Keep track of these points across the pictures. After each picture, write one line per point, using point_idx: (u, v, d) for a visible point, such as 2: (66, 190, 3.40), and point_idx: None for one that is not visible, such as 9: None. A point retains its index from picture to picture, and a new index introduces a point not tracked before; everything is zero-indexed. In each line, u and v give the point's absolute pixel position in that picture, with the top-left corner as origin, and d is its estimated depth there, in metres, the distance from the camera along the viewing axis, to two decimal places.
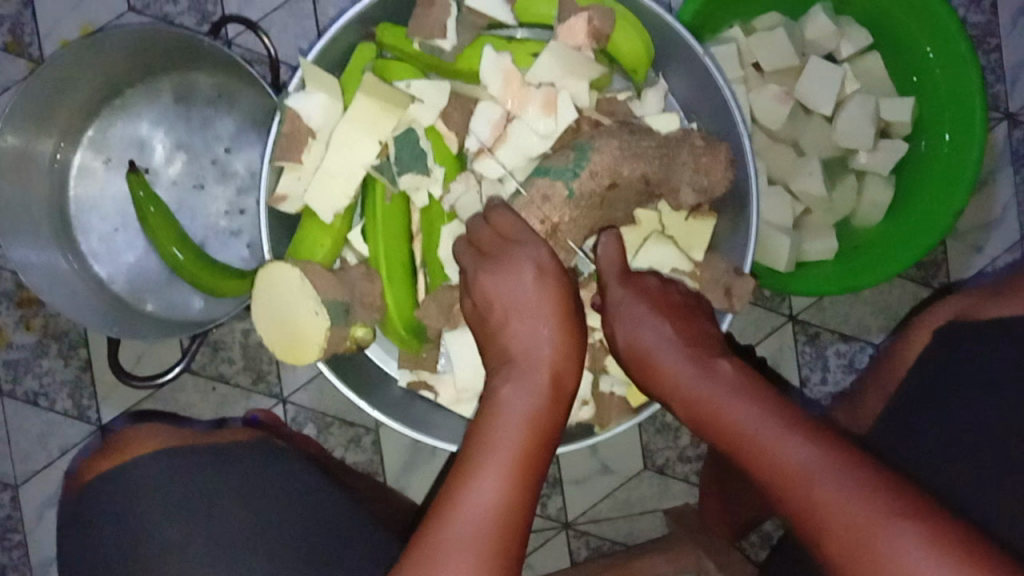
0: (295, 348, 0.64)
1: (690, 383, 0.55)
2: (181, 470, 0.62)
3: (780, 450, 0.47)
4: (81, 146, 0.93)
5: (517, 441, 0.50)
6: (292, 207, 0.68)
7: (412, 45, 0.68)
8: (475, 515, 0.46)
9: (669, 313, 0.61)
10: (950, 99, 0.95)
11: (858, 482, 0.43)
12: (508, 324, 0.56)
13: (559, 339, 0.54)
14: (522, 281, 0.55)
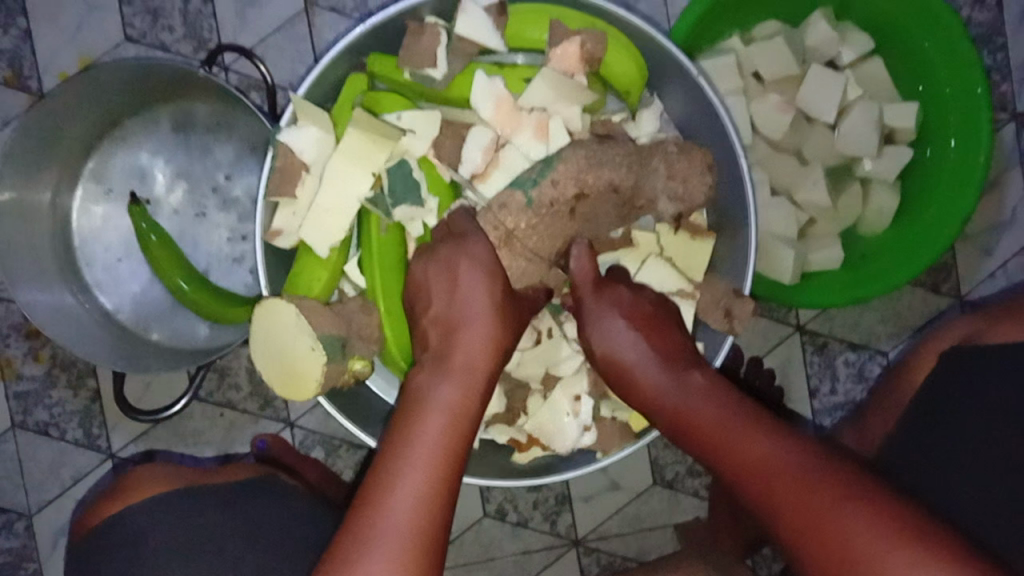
0: (294, 385, 0.63)
1: (667, 391, 0.61)
2: (181, 509, 0.63)
3: (745, 447, 0.52)
4: (83, 178, 0.94)
5: (450, 426, 0.54)
6: (287, 242, 0.68)
7: (403, 75, 0.68)
8: (400, 501, 0.49)
9: (646, 325, 0.66)
10: (954, 103, 0.93)
11: (812, 470, 0.48)
12: (439, 312, 0.61)
13: (486, 326, 0.60)
14: (464, 281, 0.61)
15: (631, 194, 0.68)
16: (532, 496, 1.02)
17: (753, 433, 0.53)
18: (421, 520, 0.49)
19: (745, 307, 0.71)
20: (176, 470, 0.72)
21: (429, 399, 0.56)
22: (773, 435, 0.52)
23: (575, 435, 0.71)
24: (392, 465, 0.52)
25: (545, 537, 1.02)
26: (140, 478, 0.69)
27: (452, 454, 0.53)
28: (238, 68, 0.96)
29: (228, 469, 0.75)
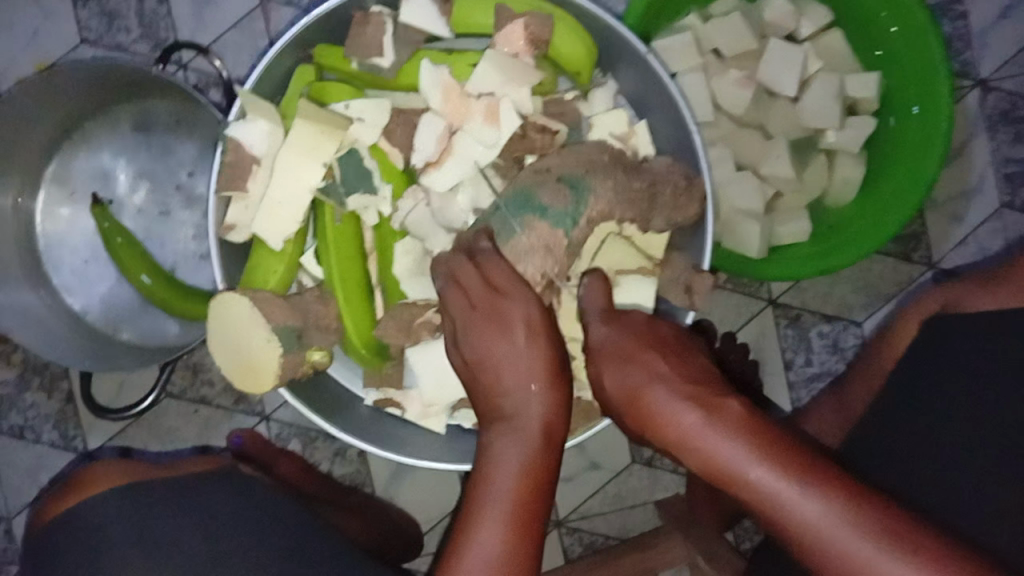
0: (251, 378, 0.64)
1: (700, 437, 0.51)
2: (147, 503, 0.62)
3: (794, 512, 0.46)
4: (45, 182, 0.93)
5: (511, 501, 0.53)
6: (242, 235, 0.68)
7: (350, 65, 0.68)
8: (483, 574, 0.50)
9: (654, 352, 0.58)
10: (914, 70, 0.93)
11: (876, 540, 0.44)
12: (507, 389, 0.57)
13: (547, 398, 0.56)
14: (515, 350, 0.57)
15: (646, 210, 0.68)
16: None
17: (800, 488, 0.47)
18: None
19: (704, 283, 0.72)
20: (132, 463, 0.71)
21: (486, 478, 0.54)
22: (822, 487, 0.46)
23: None
24: (461, 564, 0.51)
25: None
26: (96, 472, 0.68)
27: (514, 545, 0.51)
28: (197, 66, 0.96)
29: (187, 463, 0.74)
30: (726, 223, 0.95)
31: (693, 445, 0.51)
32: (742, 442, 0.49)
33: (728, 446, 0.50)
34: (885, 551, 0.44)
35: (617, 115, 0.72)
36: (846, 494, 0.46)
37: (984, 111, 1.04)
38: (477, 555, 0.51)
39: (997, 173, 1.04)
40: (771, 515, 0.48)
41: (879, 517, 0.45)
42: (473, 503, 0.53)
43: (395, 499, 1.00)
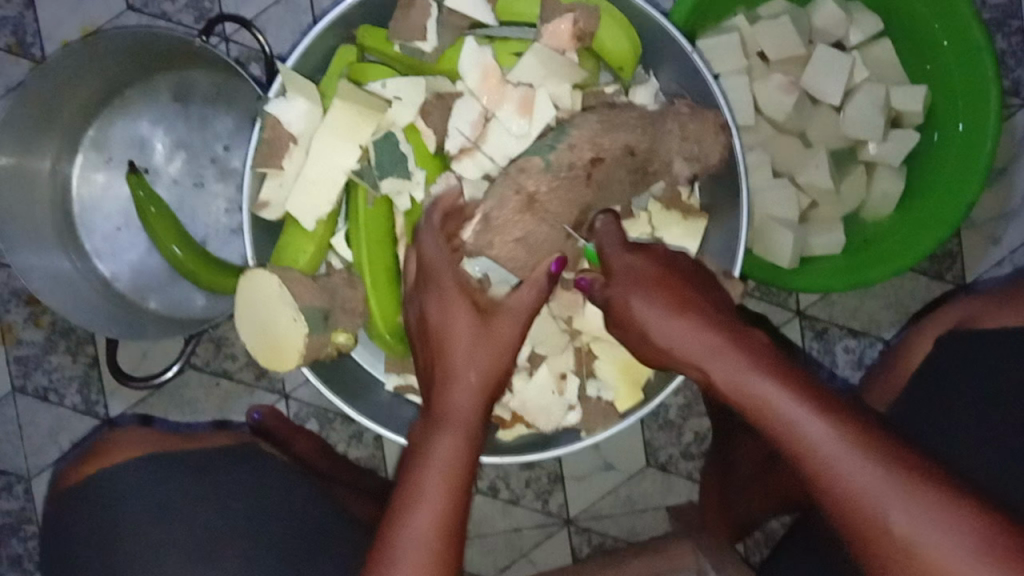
0: (274, 355, 0.65)
1: (715, 362, 0.49)
2: (166, 475, 0.63)
3: (777, 410, 0.46)
4: (83, 146, 0.94)
5: (446, 462, 0.50)
6: (274, 213, 0.68)
7: (392, 47, 0.68)
8: (412, 541, 0.47)
9: (657, 287, 0.54)
10: (962, 84, 0.91)
11: (872, 460, 0.43)
12: (435, 327, 0.56)
13: (477, 338, 0.55)
14: (456, 314, 0.56)
15: (643, 159, 0.67)
16: (525, 474, 1.02)
17: (810, 412, 0.45)
18: (440, 541, 0.48)
19: (734, 290, 0.71)
20: (151, 434, 0.71)
21: (452, 406, 0.53)
22: (828, 408, 0.45)
23: (560, 412, 0.73)
24: (411, 489, 0.49)
25: (536, 515, 1.02)
26: (117, 443, 0.68)
27: (463, 469, 0.50)
28: (239, 39, 0.96)
29: (205, 437, 0.75)
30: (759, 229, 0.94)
31: (716, 370, 0.49)
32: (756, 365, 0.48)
33: (744, 372, 0.48)
34: (898, 480, 0.42)
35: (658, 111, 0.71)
36: (854, 420, 0.45)
37: None
38: (423, 475, 0.50)
39: None
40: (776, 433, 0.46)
41: (880, 443, 0.44)
42: (435, 428, 0.52)
43: None
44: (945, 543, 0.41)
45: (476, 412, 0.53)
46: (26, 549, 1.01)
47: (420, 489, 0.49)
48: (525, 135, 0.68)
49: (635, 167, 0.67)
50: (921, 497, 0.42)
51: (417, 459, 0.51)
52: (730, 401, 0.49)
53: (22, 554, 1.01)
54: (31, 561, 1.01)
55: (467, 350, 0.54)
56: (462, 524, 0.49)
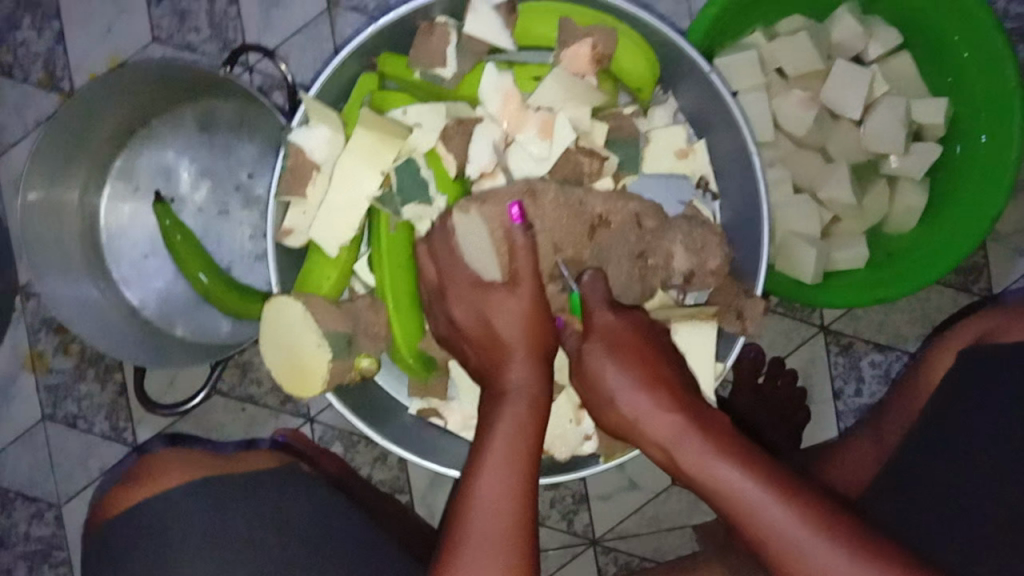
0: (301, 380, 0.65)
1: (680, 442, 0.55)
2: (220, 500, 0.64)
3: (751, 503, 0.53)
4: (111, 177, 0.96)
5: (508, 447, 0.54)
6: (298, 240, 0.69)
7: (412, 75, 0.69)
8: (490, 505, 0.51)
9: (630, 355, 0.59)
10: (985, 98, 0.91)
11: (818, 532, 0.52)
12: (469, 309, 0.61)
13: (528, 325, 0.59)
14: (506, 306, 0.60)
15: (648, 241, 0.67)
16: (549, 494, 1.01)
17: (763, 494, 0.53)
18: (507, 513, 0.51)
19: (756, 309, 0.71)
20: (195, 455, 0.71)
21: (516, 379, 0.58)
22: (778, 489, 0.53)
23: (575, 440, 0.73)
24: (476, 473, 0.53)
25: (561, 535, 1.02)
26: (163, 467, 0.68)
27: (526, 448, 0.54)
28: (262, 68, 0.97)
29: (247, 455, 0.75)
30: (781, 246, 0.93)
31: (678, 450, 0.56)
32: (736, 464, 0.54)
33: (705, 457, 0.54)
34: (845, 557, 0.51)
35: (675, 131, 0.72)
36: (804, 497, 0.53)
37: None
38: (494, 460, 0.53)
39: None
40: (730, 506, 0.54)
41: (828, 520, 0.52)
42: (502, 398, 0.57)
43: (432, 508, 1.00)
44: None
45: (540, 381, 0.58)
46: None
47: (488, 462, 0.53)
48: (547, 159, 0.68)
49: (639, 246, 0.67)
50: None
51: (483, 438, 0.55)
52: (690, 476, 0.56)
53: None
54: None
55: (532, 325, 0.59)
56: (531, 507, 0.52)
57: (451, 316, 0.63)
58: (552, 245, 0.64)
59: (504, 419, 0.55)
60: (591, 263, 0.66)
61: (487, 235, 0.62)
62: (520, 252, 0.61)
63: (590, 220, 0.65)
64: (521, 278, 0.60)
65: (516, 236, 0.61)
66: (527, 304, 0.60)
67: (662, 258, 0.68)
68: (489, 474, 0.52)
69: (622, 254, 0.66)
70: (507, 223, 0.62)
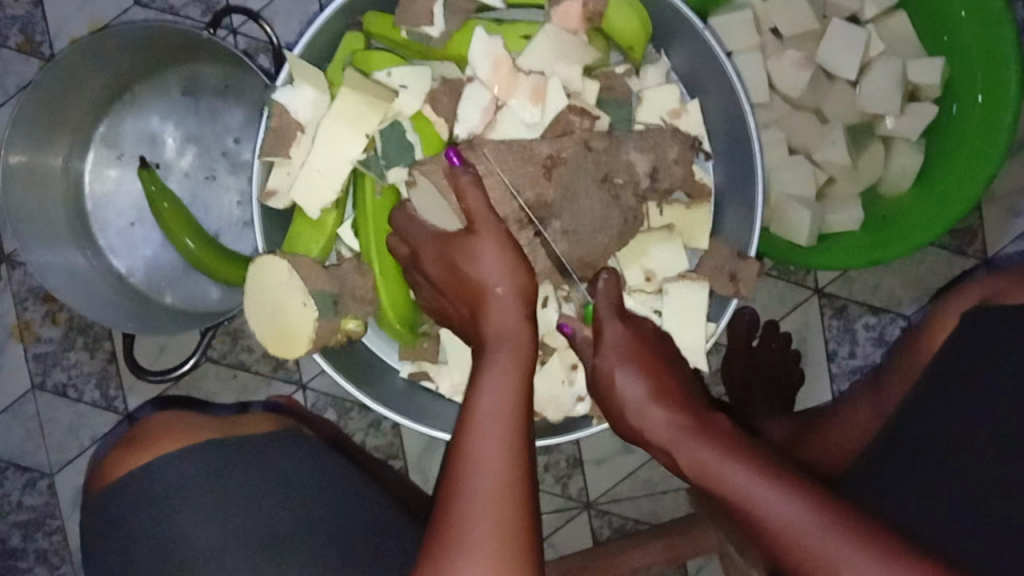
0: (285, 341, 0.65)
1: (683, 442, 0.53)
2: (224, 467, 0.62)
3: (768, 507, 0.49)
4: (94, 143, 0.94)
5: (499, 418, 0.50)
6: (281, 202, 0.67)
7: (400, 33, 0.67)
8: (478, 494, 0.47)
9: (642, 364, 0.57)
10: (981, 58, 0.89)
11: (838, 532, 0.47)
12: (440, 265, 0.59)
13: (507, 277, 0.56)
14: (482, 247, 0.57)
15: (607, 161, 0.66)
16: (544, 459, 1.02)
17: (768, 488, 0.49)
18: (499, 493, 0.47)
19: (750, 271, 0.71)
20: (194, 417, 0.69)
21: (500, 327, 0.55)
22: (788, 484, 0.49)
23: (569, 402, 0.73)
24: (467, 435, 0.50)
25: (556, 499, 1.02)
26: (161, 429, 0.65)
27: (517, 399, 0.51)
28: (246, 31, 0.95)
29: (246, 418, 0.73)
30: (774, 208, 0.92)
31: (680, 450, 0.53)
32: (745, 464, 0.51)
33: (711, 458, 0.52)
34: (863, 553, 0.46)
35: (669, 92, 0.70)
36: (818, 496, 0.49)
37: None
38: (482, 417, 0.50)
39: None
40: (744, 510, 0.50)
41: (841, 515, 0.48)
42: (491, 350, 0.54)
43: (425, 473, 1.00)
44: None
45: (525, 327, 0.55)
46: (50, 544, 1.02)
47: (478, 434, 0.50)
48: (538, 124, 0.67)
49: (598, 168, 0.65)
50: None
51: (471, 397, 0.52)
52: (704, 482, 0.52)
53: (47, 549, 1.02)
54: (56, 556, 1.02)
55: (509, 264, 0.56)
56: (526, 487, 0.48)
57: (427, 276, 0.61)
58: (505, 189, 0.63)
59: (496, 375, 0.52)
60: (561, 204, 0.65)
61: (433, 185, 0.62)
62: (466, 190, 0.58)
63: (541, 161, 0.64)
64: (477, 217, 0.58)
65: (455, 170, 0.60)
66: (504, 257, 0.57)
67: (626, 174, 0.67)
68: (480, 430, 0.49)
69: (589, 183, 0.65)
70: (446, 167, 0.62)
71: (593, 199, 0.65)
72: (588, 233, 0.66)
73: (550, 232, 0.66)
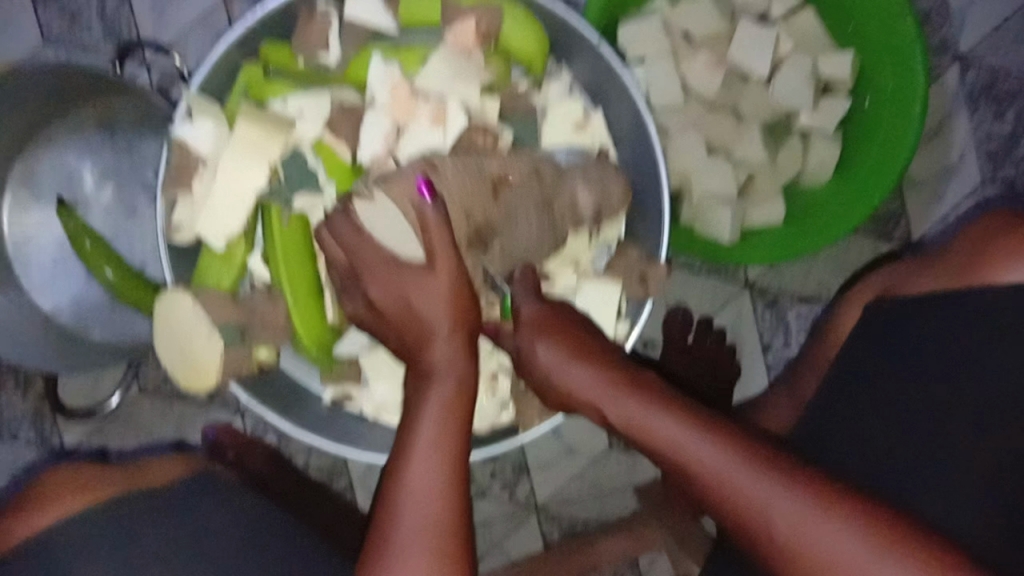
0: (194, 375, 0.65)
1: (610, 400, 0.57)
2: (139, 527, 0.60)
3: (683, 448, 0.52)
4: (10, 184, 0.92)
5: (439, 436, 0.52)
6: (187, 237, 0.67)
7: (297, 63, 0.69)
8: (421, 497, 0.49)
9: (561, 334, 0.61)
10: (889, 51, 0.91)
11: (760, 472, 0.49)
12: (377, 290, 0.58)
13: (451, 306, 0.57)
14: (422, 286, 0.57)
15: (550, 189, 0.68)
16: (489, 467, 1.02)
17: (690, 433, 0.52)
18: (445, 500, 0.49)
19: (658, 271, 0.72)
20: (98, 472, 0.67)
21: (437, 359, 0.56)
22: (701, 427, 0.53)
23: (493, 412, 0.74)
24: (406, 466, 0.50)
25: (504, 505, 1.03)
26: (63, 485, 0.63)
27: (456, 435, 0.52)
28: (159, 60, 0.95)
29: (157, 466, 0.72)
30: (696, 208, 0.94)
31: (604, 404, 0.57)
32: (660, 411, 0.55)
33: (640, 414, 0.55)
34: (777, 487, 0.48)
35: (571, 105, 0.72)
36: (729, 436, 0.52)
37: (964, 87, 1.01)
38: (424, 442, 0.51)
39: (978, 149, 1.02)
40: (679, 466, 0.52)
41: (760, 455, 0.50)
42: (427, 380, 0.55)
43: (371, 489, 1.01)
44: (818, 527, 0.46)
45: (463, 358, 0.56)
46: None
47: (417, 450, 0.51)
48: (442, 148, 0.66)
49: (544, 194, 0.67)
50: (814, 504, 0.47)
51: (410, 424, 0.53)
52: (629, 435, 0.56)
53: None
54: None
55: (446, 301, 0.57)
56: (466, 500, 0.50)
57: (368, 298, 0.60)
58: (458, 213, 0.63)
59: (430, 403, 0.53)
60: (503, 224, 0.66)
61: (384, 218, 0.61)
62: (432, 225, 0.58)
63: (490, 180, 0.65)
64: (436, 255, 0.58)
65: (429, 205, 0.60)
66: (449, 290, 0.57)
67: (569, 207, 0.69)
68: (421, 456, 0.50)
69: (531, 206, 0.66)
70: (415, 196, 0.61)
71: (529, 216, 0.66)
72: (520, 252, 0.67)
73: (487, 253, 0.66)
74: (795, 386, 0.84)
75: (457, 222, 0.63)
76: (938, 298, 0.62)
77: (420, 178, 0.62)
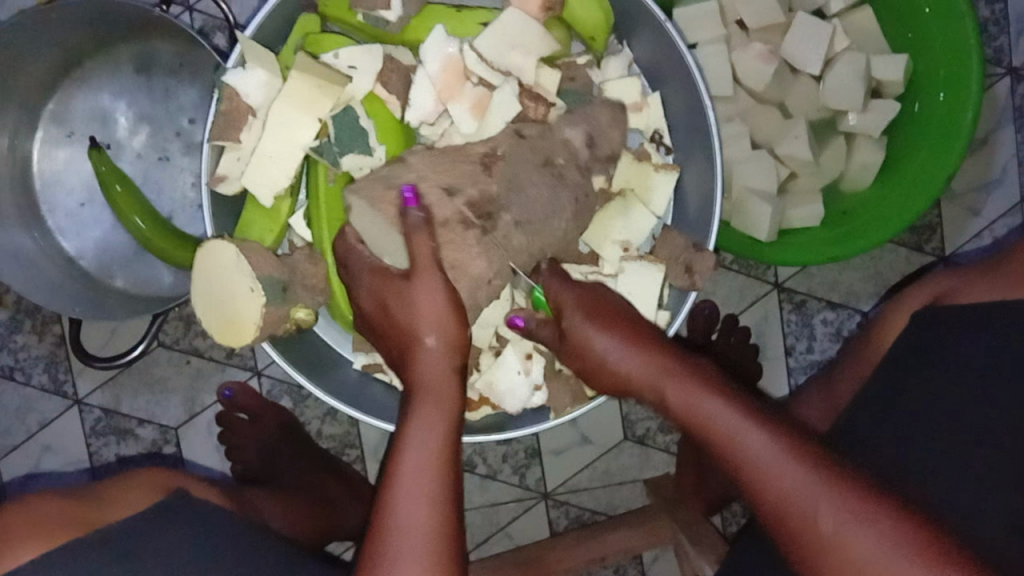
0: (232, 329, 0.64)
1: (686, 394, 0.54)
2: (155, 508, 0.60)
3: (744, 443, 0.50)
4: (43, 120, 0.91)
5: (421, 474, 0.50)
6: (230, 188, 0.66)
7: (355, 17, 0.66)
8: (405, 531, 0.48)
9: (625, 331, 0.59)
10: (944, 56, 0.89)
11: (820, 479, 0.47)
12: (370, 296, 0.60)
13: (434, 331, 0.56)
14: (419, 300, 0.56)
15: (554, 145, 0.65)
16: (502, 449, 1.02)
17: (750, 422, 0.50)
18: (429, 543, 0.48)
19: (706, 262, 0.71)
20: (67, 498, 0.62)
21: (423, 379, 0.55)
22: (766, 424, 0.50)
23: (525, 393, 0.72)
24: (390, 489, 0.50)
25: (514, 489, 1.02)
26: (17, 520, 0.57)
27: (442, 463, 0.51)
28: (203, 8, 0.93)
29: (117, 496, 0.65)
30: (737, 201, 0.92)
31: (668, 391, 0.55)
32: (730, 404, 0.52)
33: (701, 401, 0.53)
34: (820, 481, 0.47)
35: (628, 85, 0.70)
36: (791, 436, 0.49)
37: (1013, 101, 1.00)
38: (406, 472, 0.50)
39: (1020, 165, 1.00)
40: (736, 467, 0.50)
41: (818, 455, 0.48)
42: (414, 405, 0.54)
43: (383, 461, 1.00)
44: (859, 538, 0.45)
45: (452, 378, 0.56)
46: None
47: (401, 483, 0.50)
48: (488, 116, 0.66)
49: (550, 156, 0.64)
50: (866, 518, 0.45)
51: (395, 452, 0.52)
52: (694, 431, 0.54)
53: None
54: None
55: (436, 314, 0.56)
56: (454, 539, 0.49)
57: (360, 307, 0.62)
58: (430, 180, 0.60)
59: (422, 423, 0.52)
60: (508, 197, 0.61)
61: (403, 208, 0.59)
62: (414, 236, 0.57)
63: (478, 160, 0.62)
64: (418, 267, 0.57)
65: (408, 217, 0.58)
66: (435, 313, 0.56)
67: (567, 153, 0.65)
68: (402, 491, 0.49)
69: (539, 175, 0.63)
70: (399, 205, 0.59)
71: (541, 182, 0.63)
72: (541, 220, 0.63)
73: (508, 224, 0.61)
74: (828, 391, 0.83)
75: (440, 202, 0.60)
76: (968, 310, 0.60)
77: (404, 185, 0.60)
